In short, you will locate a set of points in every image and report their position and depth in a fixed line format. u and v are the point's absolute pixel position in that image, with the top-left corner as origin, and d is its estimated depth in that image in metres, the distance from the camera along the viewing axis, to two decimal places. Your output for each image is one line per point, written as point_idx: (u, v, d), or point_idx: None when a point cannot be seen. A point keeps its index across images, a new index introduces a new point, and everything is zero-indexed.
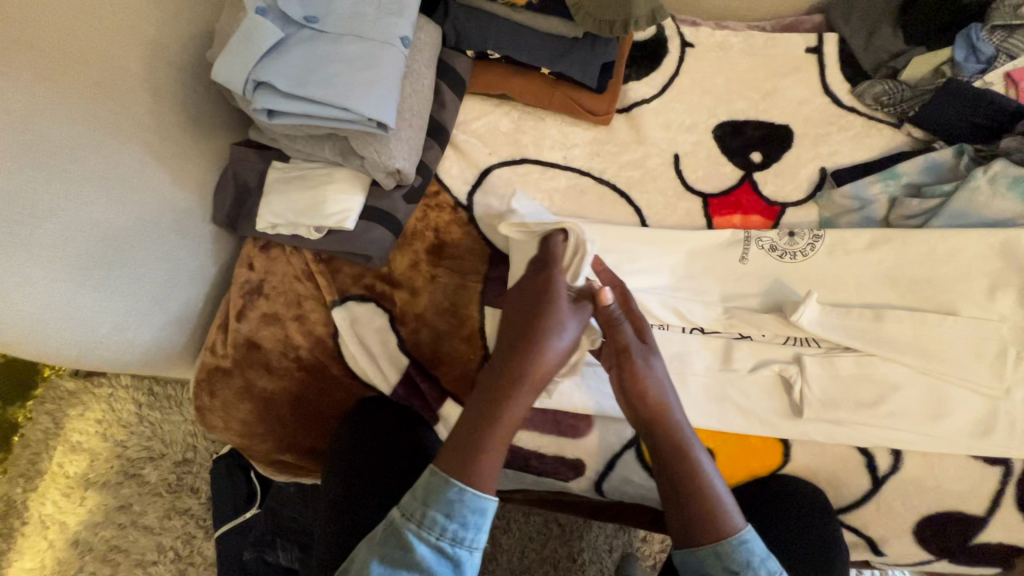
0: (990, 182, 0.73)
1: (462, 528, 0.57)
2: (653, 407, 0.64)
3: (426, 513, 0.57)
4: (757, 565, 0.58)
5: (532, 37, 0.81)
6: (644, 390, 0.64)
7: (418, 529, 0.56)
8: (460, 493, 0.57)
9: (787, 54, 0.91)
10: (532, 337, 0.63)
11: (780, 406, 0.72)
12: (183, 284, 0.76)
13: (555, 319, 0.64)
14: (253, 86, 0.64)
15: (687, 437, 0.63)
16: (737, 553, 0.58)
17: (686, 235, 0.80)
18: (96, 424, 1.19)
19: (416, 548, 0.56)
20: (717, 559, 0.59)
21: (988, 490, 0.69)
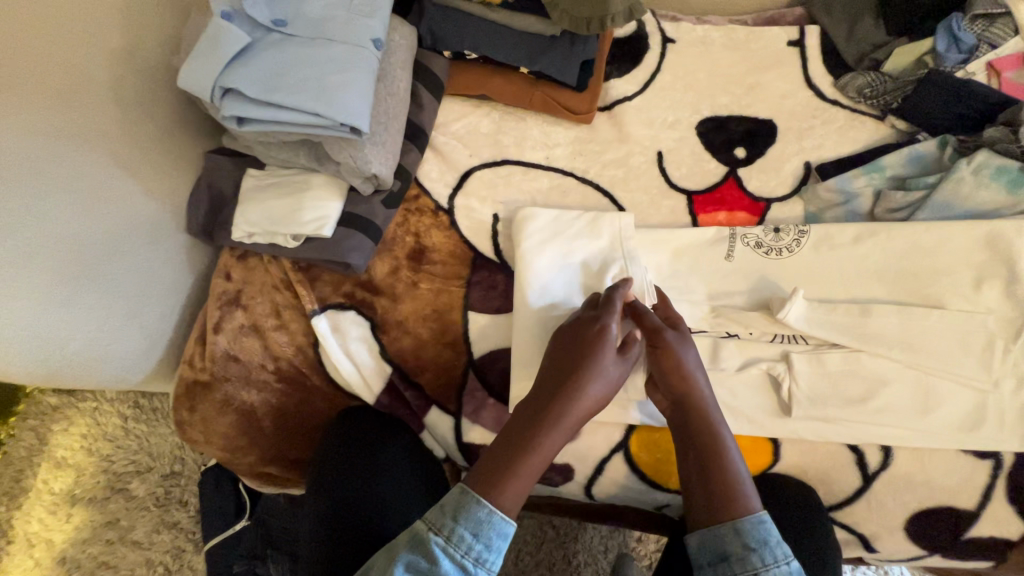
0: (974, 173, 0.72)
1: (488, 551, 0.54)
2: (686, 394, 0.63)
3: (455, 528, 0.54)
4: (773, 544, 0.56)
5: (509, 36, 0.80)
6: (680, 377, 0.64)
7: (446, 544, 0.53)
8: (490, 514, 0.55)
9: (769, 47, 0.90)
10: (583, 363, 0.62)
11: (769, 405, 0.71)
12: (158, 297, 0.74)
13: (608, 350, 0.63)
14: (221, 93, 0.63)
15: (715, 421, 0.63)
16: (755, 531, 0.56)
17: (671, 233, 0.79)
18: (80, 439, 1.16)
19: (441, 563, 0.53)
20: (737, 535, 0.56)
21: (978, 484, 0.69)
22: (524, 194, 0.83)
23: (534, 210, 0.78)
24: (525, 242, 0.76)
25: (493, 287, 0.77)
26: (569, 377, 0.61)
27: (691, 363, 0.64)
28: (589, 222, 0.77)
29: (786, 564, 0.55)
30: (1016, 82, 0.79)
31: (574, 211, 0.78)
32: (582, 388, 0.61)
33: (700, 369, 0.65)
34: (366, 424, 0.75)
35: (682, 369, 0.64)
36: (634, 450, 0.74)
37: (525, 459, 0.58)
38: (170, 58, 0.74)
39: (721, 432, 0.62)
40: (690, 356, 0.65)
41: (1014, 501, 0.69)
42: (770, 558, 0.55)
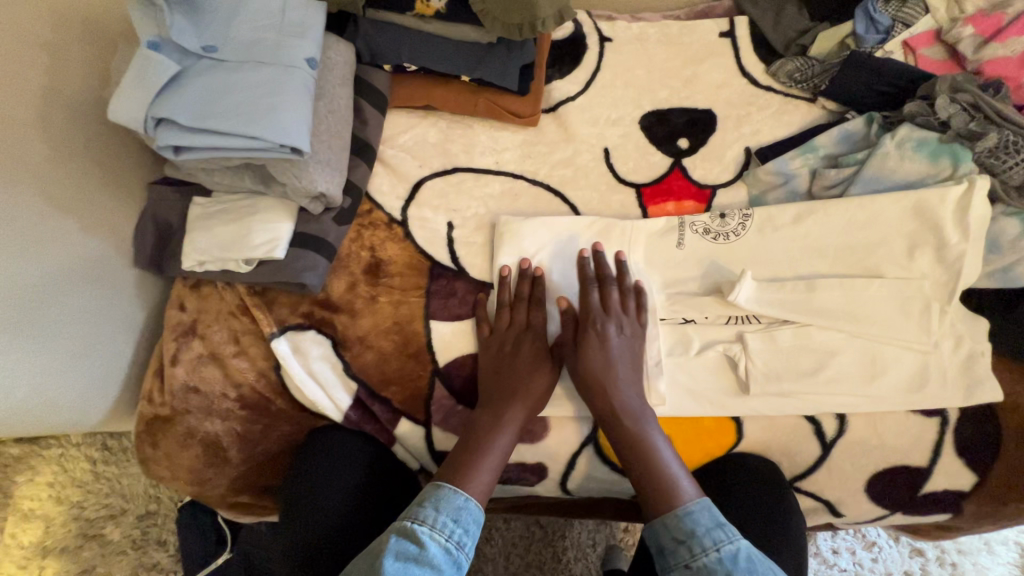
0: (898, 146, 0.76)
1: (466, 534, 0.61)
2: (599, 396, 0.69)
3: (436, 516, 0.60)
4: (702, 534, 0.61)
5: (446, 46, 0.81)
6: (590, 383, 0.69)
7: (430, 530, 0.59)
8: (466, 502, 0.62)
9: (701, 40, 0.93)
10: (519, 369, 0.70)
11: (728, 384, 0.73)
12: (107, 334, 0.73)
13: (542, 358, 0.72)
14: (154, 123, 0.62)
15: (637, 421, 0.68)
16: (680, 524, 0.62)
17: (632, 227, 0.79)
18: (47, 488, 1.12)
19: (428, 546, 0.58)
20: (666, 530, 0.63)
21: (928, 441, 0.72)
22: (476, 201, 0.84)
23: (545, 220, 0.79)
24: (542, 252, 0.78)
25: (453, 294, 0.78)
26: (511, 383, 0.70)
27: (601, 362, 0.70)
28: (600, 233, 0.79)
29: (716, 549, 0.60)
30: (929, 57, 0.85)
31: (587, 219, 0.80)
32: (523, 390, 0.69)
33: (617, 370, 0.70)
34: (336, 442, 0.75)
35: (594, 371, 0.69)
36: (604, 442, 0.75)
37: (484, 456, 0.66)
38: (101, 92, 0.73)
39: (643, 425, 0.68)
40: (598, 356, 0.70)
41: (961, 454, 0.72)
42: (699, 546, 0.60)
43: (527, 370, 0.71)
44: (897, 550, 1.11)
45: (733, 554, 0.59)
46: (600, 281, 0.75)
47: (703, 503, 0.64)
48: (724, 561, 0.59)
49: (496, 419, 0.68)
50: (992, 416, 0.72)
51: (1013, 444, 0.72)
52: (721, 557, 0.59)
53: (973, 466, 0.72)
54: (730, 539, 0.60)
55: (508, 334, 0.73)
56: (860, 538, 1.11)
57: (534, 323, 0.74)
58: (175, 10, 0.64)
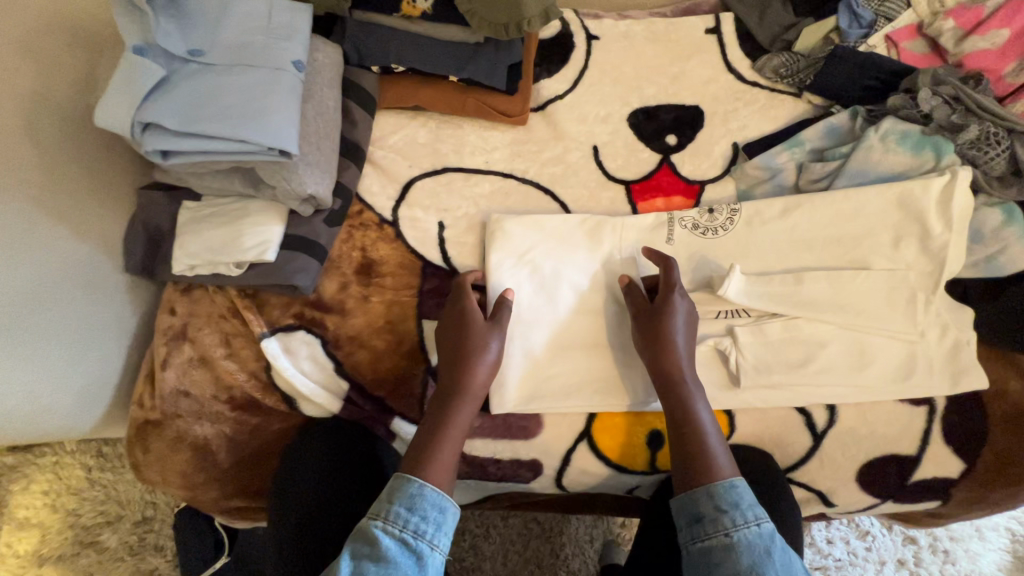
0: (882, 139, 0.77)
1: (425, 521, 0.59)
2: (663, 362, 0.68)
3: (390, 508, 0.59)
4: (745, 507, 0.60)
5: (434, 47, 0.81)
6: (657, 346, 0.68)
7: (384, 524, 0.58)
8: (420, 489, 0.61)
9: (688, 36, 0.94)
10: (461, 340, 0.69)
11: (719, 377, 0.74)
12: (98, 340, 0.73)
13: (476, 324, 0.70)
14: (141, 128, 0.62)
15: (689, 390, 0.67)
16: (727, 494, 0.61)
17: (622, 224, 0.80)
18: (42, 496, 1.12)
19: (382, 541, 0.57)
20: (709, 498, 0.61)
21: (916, 429, 0.73)
22: (466, 200, 0.84)
23: (537, 219, 0.80)
24: (531, 249, 0.78)
25: (445, 293, 0.79)
26: (459, 355, 0.68)
27: (667, 329, 0.68)
28: (590, 231, 0.80)
29: (756, 524, 0.59)
30: (911, 51, 0.86)
31: (579, 217, 0.81)
32: (470, 361, 0.68)
33: (680, 339, 0.68)
34: (332, 436, 0.75)
35: (660, 339, 0.68)
36: (598, 437, 0.76)
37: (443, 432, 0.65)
38: (88, 96, 0.72)
39: (695, 396, 0.67)
40: (669, 324, 0.68)
41: (949, 442, 0.73)
42: (741, 518, 0.59)
43: (472, 341, 0.69)
44: (890, 538, 1.12)
45: (771, 531, 0.59)
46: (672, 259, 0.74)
47: (743, 482, 0.63)
48: (763, 536, 0.59)
49: (449, 398, 0.67)
50: (979, 404, 0.73)
51: (1000, 431, 0.73)
52: (760, 531, 0.59)
53: (962, 454, 0.73)
54: (768, 516, 0.60)
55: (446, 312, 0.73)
56: (854, 528, 1.13)
57: (459, 294, 0.73)
58: (161, 14, 0.64)
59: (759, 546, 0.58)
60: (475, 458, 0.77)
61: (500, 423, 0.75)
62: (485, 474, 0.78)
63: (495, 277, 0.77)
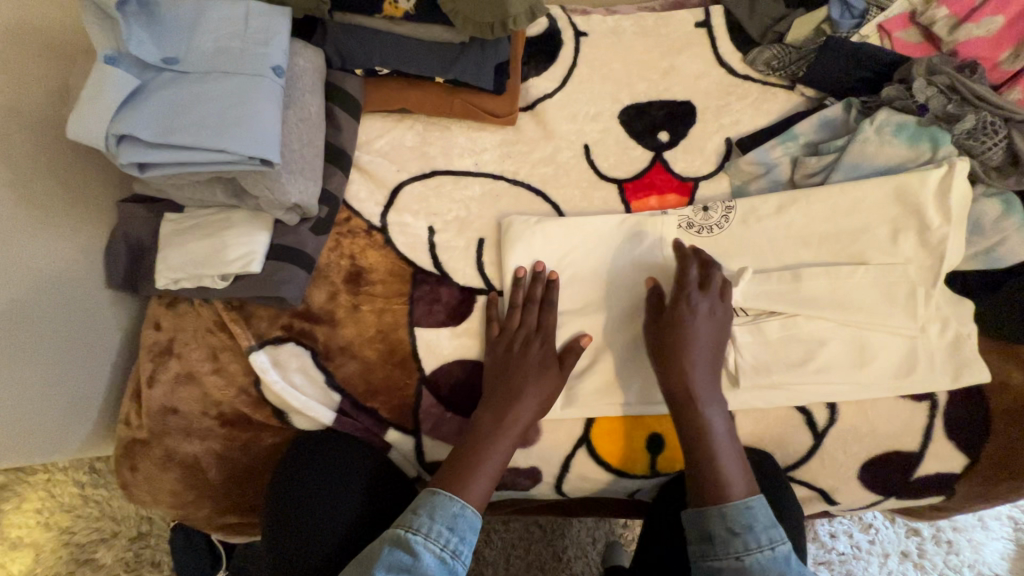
0: (877, 131, 0.76)
1: (463, 543, 0.60)
2: (674, 373, 0.66)
3: (431, 524, 0.59)
4: (759, 530, 0.60)
5: (417, 47, 0.79)
6: (668, 357, 0.67)
7: (424, 540, 0.58)
8: (462, 509, 0.61)
9: (677, 31, 0.92)
10: (529, 372, 0.69)
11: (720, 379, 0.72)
12: (80, 358, 0.71)
13: (549, 361, 0.70)
14: (116, 140, 0.60)
15: (702, 402, 0.66)
16: (740, 517, 0.61)
17: (621, 222, 0.78)
18: (35, 515, 1.10)
19: (422, 557, 0.57)
20: (721, 520, 0.62)
21: (919, 425, 0.72)
22: (456, 204, 0.82)
23: (545, 223, 0.78)
24: (533, 252, 0.77)
25: (438, 300, 0.77)
26: (515, 388, 0.68)
27: (678, 339, 0.67)
28: (629, 232, 0.77)
29: (770, 547, 0.60)
30: (905, 40, 0.84)
31: (617, 217, 0.78)
32: (529, 392, 0.67)
33: (694, 348, 0.67)
34: (328, 450, 0.72)
35: (672, 349, 0.67)
36: (597, 443, 0.74)
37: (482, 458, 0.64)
38: (62, 109, 0.70)
39: (708, 408, 0.66)
40: (681, 334, 0.67)
41: (952, 436, 0.72)
42: (754, 542, 0.60)
43: (534, 375, 0.69)
44: (894, 530, 1.11)
45: (786, 555, 0.60)
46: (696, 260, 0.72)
47: (760, 500, 0.62)
48: (776, 559, 0.59)
49: (495, 423, 0.66)
50: (981, 397, 0.72)
51: (1003, 424, 0.72)
52: (773, 555, 0.59)
53: (964, 448, 0.72)
54: (784, 538, 0.60)
55: (511, 340, 0.72)
56: (857, 521, 1.12)
57: (542, 325, 0.72)
58: (132, 21, 0.62)
59: (773, 570, 0.59)
60: None
61: None
62: None
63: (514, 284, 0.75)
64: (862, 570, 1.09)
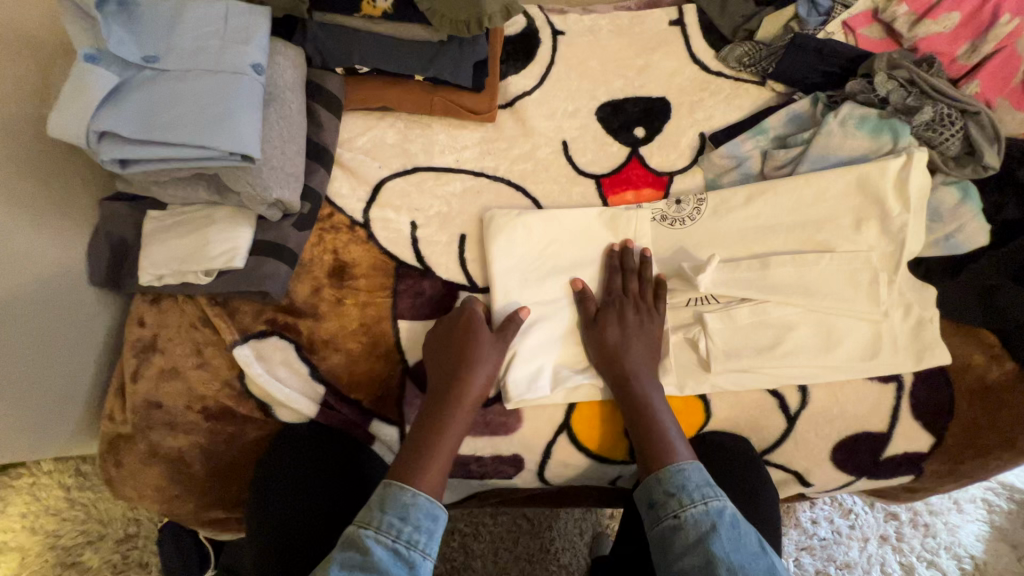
0: (841, 123, 0.78)
1: (418, 532, 0.60)
2: (617, 370, 0.71)
3: (382, 517, 0.60)
4: (692, 488, 0.63)
5: (396, 46, 0.80)
6: (609, 357, 0.71)
7: (376, 533, 0.59)
8: (414, 498, 0.62)
9: (652, 30, 0.95)
10: (465, 351, 0.70)
11: (690, 365, 0.75)
12: (62, 355, 0.72)
13: (480, 335, 0.72)
14: (97, 137, 0.61)
15: (647, 394, 0.70)
16: (674, 478, 0.64)
17: (600, 215, 0.80)
18: (20, 519, 1.09)
19: (374, 551, 0.58)
20: (659, 484, 0.65)
21: (886, 406, 0.75)
22: (437, 199, 0.84)
23: (527, 217, 0.79)
24: (514, 245, 0.78)
25: (420, 293, 0.79)
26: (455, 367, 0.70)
27: (619, 339, 0.72)
28: (606, 224, 0.80)
29: (703, 503, 0.62)
30: (868, 37, 0.87)
31: (596, 210, 0.81)
32: (468, 370, 0.69)
33: (633, 345, 0.72)
34: (311, 440, 0.74)
35: (610, 346, 0.72)
36: (577, 429, 0.76)
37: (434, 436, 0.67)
38: (42, 108, 0.70)
39: (654, 400, 0.70)
40: (615, 333, 0.72)
41: (918, 417, 0.75)
42: (688, 499, 0.63)
43: (465, 355, 0.70)
44: (873, 515, 1.14)
45: (720, 509, 0.61)
46: (621, 268, 0.77)
47: (695, 464, 0.66)
48: (710, 513, 0.61)
49: (442, 408, 0.69)
50: (945, 379, 0.75)
51: (966, 404, 0.75)
52: (707, 509, 0.61)
53: (930, 428, 0.75)
54: (718, 495, 0.63)
55: (443, 326, 0.74)
56: (837, 507, 1.15)
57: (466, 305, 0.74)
58: (112, 20, 0.63)
59: (706, 523, 0.61)
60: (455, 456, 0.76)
61: (479, 421, 0.75)
62: (468, 473, 0.78)
63: (499, 278, 0.77)
64: (843, 554, 1.12)
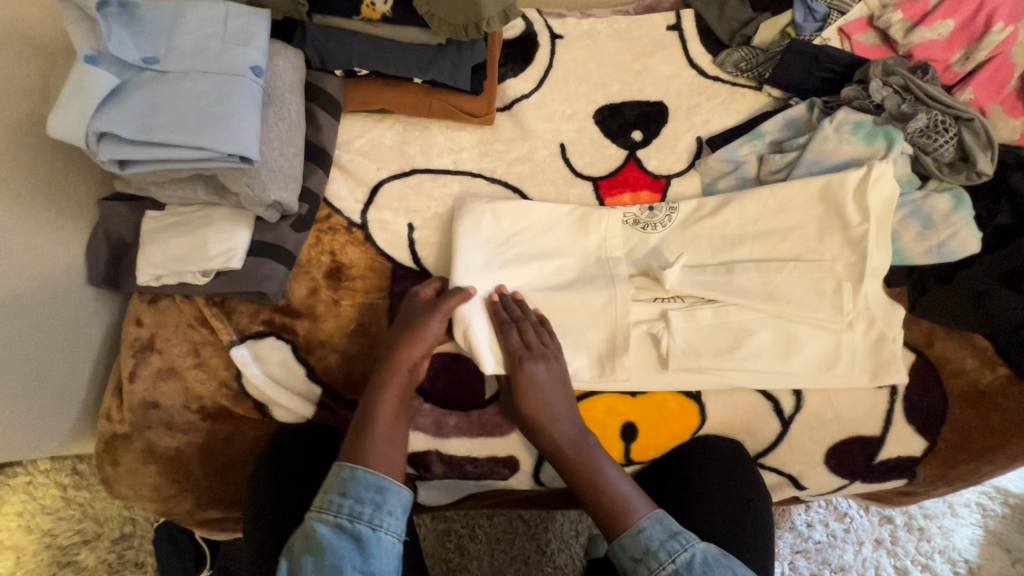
0: (837, 129, 0.79)
1: (359, 503, 0.60)
2: (550, 440, 0.68)
3: (324, 498, 0.61)
4: (657, 548, 0.61)
5: (395, 49, 0.80)
6: (539, 425, 0.68)
7: (319, 513, 0.60)
8: (353, 472, 0.62)
9: (650, 33, 0.95)
10: (410, 326, 0.71)
11: (650, 359, 0.75)
12: (58, 354, 0.72)
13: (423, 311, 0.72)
14: (96, 137, 0.61)
15: (585, 457, 0.67)
16: (637, 543, 0.62)
17: (572, 214, 0.81)
18: (16, 518, 1.09)
19: (318, 530, 0.58)
20: (623, 551, 0.62)
21: (880, 411, 0.75)
22: (435, 200, 0.84)
23: (497, 206, 0.80)
24: (481, 230, 0.78)
25: None
26: (408, 328, 0.71)
27: (537, 404, 0.68)
28: (579, 222, 0.80)
29: (672, 560, 0.59)
30: (864, 43, 0.87)
31: (571, 208, 0.81)
32: (416, 334, 0.70)
33: (557, 405, 0.69)
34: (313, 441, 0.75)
35: (534, 415, 0.68)
36: None
37: (390, 384, 0.68)
38: (42, 109, 0.70)
39: (595, 457, 0.67)
40: (534, 399, 0.68)
41: (912, 421, 0.76)
42: (656, 563, 0.60)
43: (410, 329, 0.71)
44: (867, 519, 1.15)
45: (688, 562, 0.59)
46: (513, 319, 0.72)
47: (653, 518, 0.63)
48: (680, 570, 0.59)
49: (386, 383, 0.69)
50: (939, 383, 0.76)
51: (958, 408, 0.75)
52: (678, 567, 0.59)
53: (924, 432, 0.76)
54: (687, 548, 0.60)
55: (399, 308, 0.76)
56: (832, 510, 1.15)
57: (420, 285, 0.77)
58: (111, 20, 0.64)
59: None
60: (451, 457, 0.77)
61: (475, 421, 0.76)
62: (464, 474, 0.78)
63: (463, 256, 0.76)
64: (838, 557, 1.12)
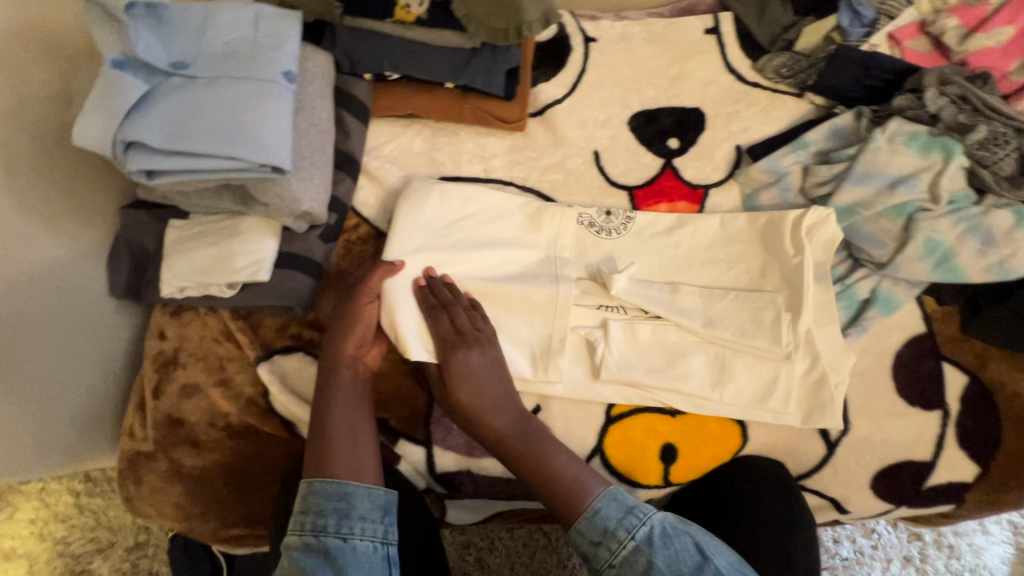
0: (888, 140, 0.76)
1: (322, 514, 0.59)
2: (490, 428, 0.66)
3: (291, 521, 0.60)
4: (614, 527, 0.59)
5: (427, 53, 0.77)
6: (475, 412, 0.66)
7: (288, 537, 0.59)
8: (307, 485, 0.61)
9: (687, 37, 0.91)
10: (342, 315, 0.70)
11: (583, 369, 0.72)
12: (78, 370, 0.70)
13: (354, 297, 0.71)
14: (124, 147, 0.59)
15: (529, 445, 0.65)
16: (593, 524, 0.60)
17: (477, 213, 0.77)
18: (28, 526, 1.07)
19: (290, 553, 0.57)
20: (581, 536, 0.61)
21: (928, 435, 0.73)
22: None
23: (442, 187, 0.76)
24: (422, 213, 0.75)
25: None
26: (341, 317, 0.70)
27: (472, 390, 0.66)
28: (530, 218, 0.77)
29: (631, 536, 0.58)
30: (915, 50, 0.84)
31: (521, 204, 0.78)
32: (348, 322, 0.69)
33: (495, 391, 0.67)
34: None
35: (469, 403, 0.66)
36: (611, 453, 0.73)
37: (331, 375, 0.67)
38: (63, 115, 0.67)
39: (540, 443, 0.65)
40: (466, 385, 0.66)
41: (962, 445, 0.73)
42: (617, 544, 0.59)
43: (342, 317, 0.70)
44: (896, 535, 1.12)
45: (648, 535, 0.58)
46: (442, 305, 0.70)
47: (607, 495, 0.62)
48: (642, 548, 0.58)
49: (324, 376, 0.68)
50: (990, 405, 0.73)
51: (1009, 432, 0.73)
52: (637, 543, 0.58)
53: (974, 456, 0.73)
54: (643, 522, 0.59)
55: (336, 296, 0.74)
56: (860, 526, 1.12)
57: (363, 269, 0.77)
58: (140, 24, 0.61)
59: (642, 561, 0.57)
60: (483, 477, 0.74)
61: None
62: (496, 494, 0.75)
63: (399, 241, 0.73)
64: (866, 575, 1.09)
